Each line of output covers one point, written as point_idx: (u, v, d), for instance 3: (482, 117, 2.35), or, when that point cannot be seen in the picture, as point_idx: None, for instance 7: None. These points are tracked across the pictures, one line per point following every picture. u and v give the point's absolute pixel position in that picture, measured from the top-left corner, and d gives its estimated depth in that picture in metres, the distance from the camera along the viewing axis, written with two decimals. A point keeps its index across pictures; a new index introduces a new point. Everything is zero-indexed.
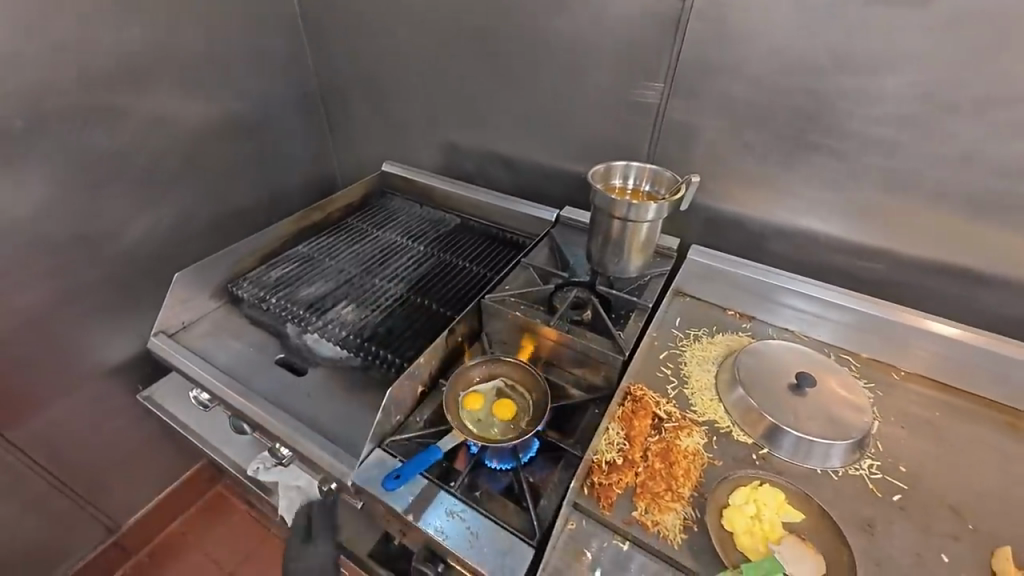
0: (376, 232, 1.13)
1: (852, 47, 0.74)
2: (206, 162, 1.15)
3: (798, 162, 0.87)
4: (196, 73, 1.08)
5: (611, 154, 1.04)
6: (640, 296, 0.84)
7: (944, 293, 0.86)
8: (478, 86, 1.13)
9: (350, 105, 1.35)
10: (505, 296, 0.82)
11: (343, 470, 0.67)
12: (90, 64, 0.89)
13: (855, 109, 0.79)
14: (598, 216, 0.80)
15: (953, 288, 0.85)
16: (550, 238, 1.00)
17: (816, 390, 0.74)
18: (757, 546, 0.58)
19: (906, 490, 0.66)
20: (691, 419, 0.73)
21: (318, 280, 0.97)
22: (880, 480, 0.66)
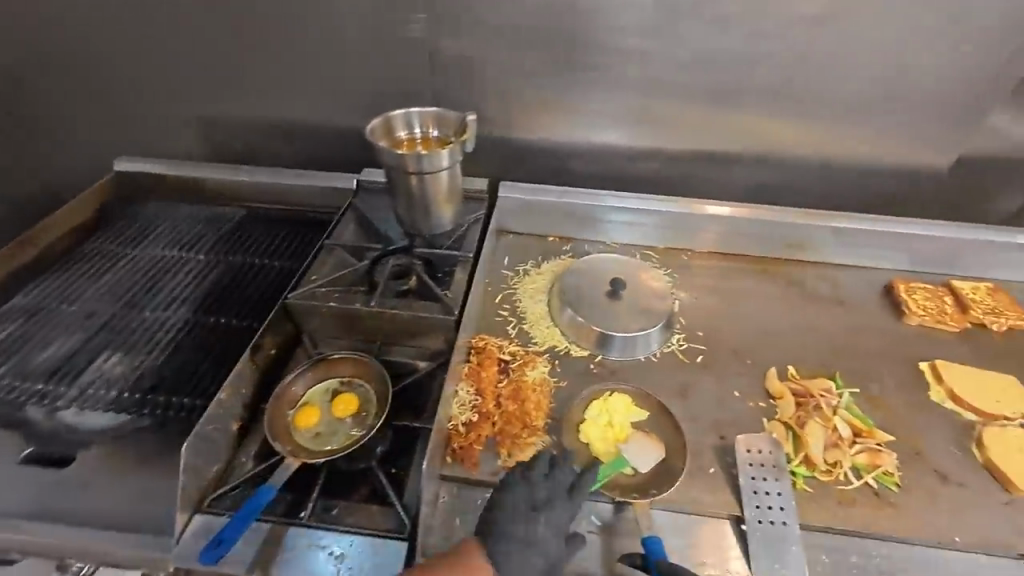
0: (174, 279, 1.16)
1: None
2: None
3: (573, 84, 1.29)
4: None
5: (390, 95, 1.36)
6: (459, 249, 1.14)
7: (705, 177, 1.40)
8: (261, 68, 1.38)
9: (123, 110, 1.50)
10: (314, 291, 1.03)
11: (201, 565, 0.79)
12: None
13: (619, 28, 1.21)
14: (394, 170, 1.03)
15: (711, 171, 1.38)
16: (354, 211, 1.25)
17: (626, 290, 1.20)
18: (610, 448, 0.97)
19: (695, 362, 1.13)
20: (533, 354, 1.12)
21: (52, 341, 1.05)
22: (685, 352, 1.14)
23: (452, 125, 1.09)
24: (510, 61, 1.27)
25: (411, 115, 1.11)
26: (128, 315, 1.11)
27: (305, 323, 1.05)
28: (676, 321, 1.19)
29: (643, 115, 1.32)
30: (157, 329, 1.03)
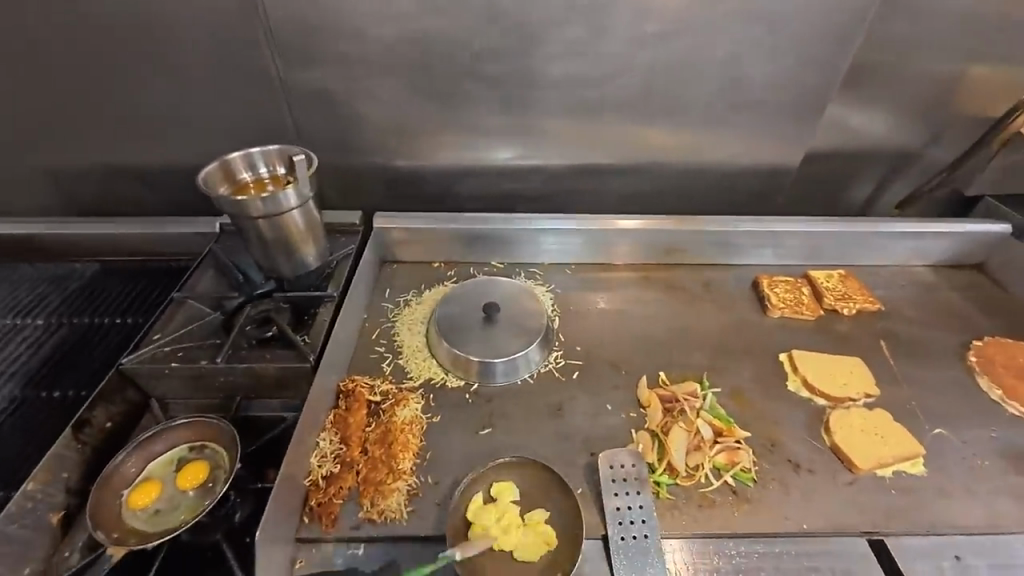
0: (381, 270, 1.20)
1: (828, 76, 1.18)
2: (248, 109, 1.17)
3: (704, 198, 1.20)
4: (283, 44, 1.10)
5: (504, 171, 1.31)
6: (643, 331, 1.08)
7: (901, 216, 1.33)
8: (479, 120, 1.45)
9: None
10: (501, 328, 1.01)
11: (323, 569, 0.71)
12: (261, 30, 1.08)
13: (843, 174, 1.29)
14: (594, 253, 1.23)
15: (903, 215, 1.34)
16: (557, 262, 1.24)
17: (817, 355, 1.00)
18: (746, 474, 0.82)
19: (923, 462, 0.84)
20: (731, 427, 0.87)
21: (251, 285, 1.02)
22: (909, 445, 0.85)
23: (710, 252, 1.23)
24: (764, 207, 1.41)
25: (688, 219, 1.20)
26: (320, 281, 1.03)
27: (485, 354, 0.97)
28: (872, 386, 0.96)
29: (927, 311, 1.15)
30: (359, 313, 1.06)
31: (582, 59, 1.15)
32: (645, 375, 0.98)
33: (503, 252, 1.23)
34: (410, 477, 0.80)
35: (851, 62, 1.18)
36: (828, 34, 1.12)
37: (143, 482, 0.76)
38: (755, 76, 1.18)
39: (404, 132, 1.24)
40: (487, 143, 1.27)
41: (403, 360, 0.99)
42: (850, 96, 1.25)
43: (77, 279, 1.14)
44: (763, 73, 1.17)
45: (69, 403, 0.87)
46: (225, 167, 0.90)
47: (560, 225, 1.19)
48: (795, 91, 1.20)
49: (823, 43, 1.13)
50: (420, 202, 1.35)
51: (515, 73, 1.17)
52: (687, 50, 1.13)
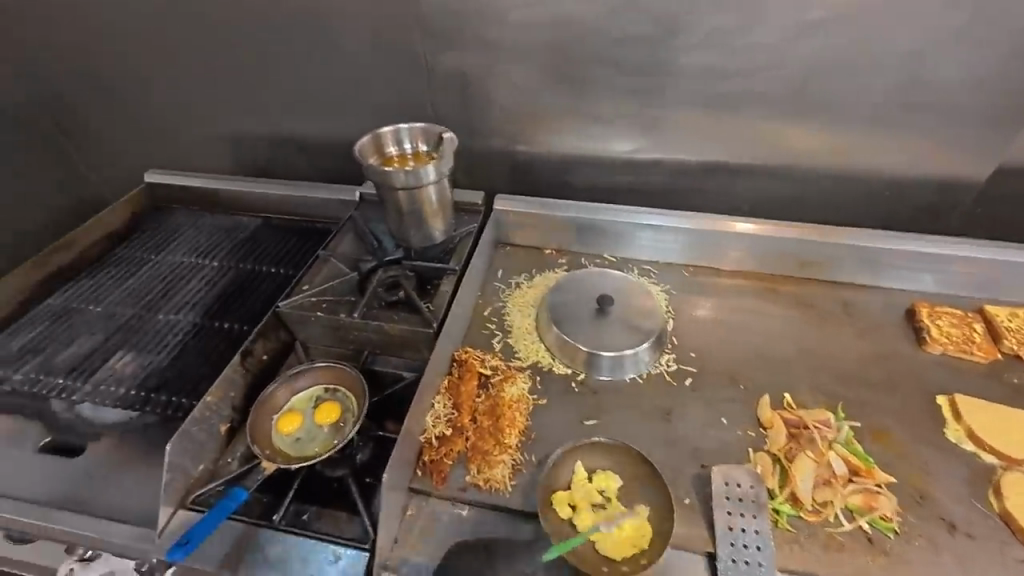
0: (495, 251, 1.24)
1: None
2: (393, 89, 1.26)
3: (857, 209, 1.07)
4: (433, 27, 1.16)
5: (626, 163, 1.27)
6: (766, 347, 1.00)
7: None
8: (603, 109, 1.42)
9: None
10: (613, 322, 1.00)
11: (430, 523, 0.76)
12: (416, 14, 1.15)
13: None
14: (716, 258, 1.15)
15: None
16: (673, 263, 1.18)
17: (990, 405, 0.85)
18: (885, 524, 0.72)
19: None
20: (871, 468, 0.77)
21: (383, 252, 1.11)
22: None
23: (856, 270, 1.09)
24: (927, 226, 1.21)
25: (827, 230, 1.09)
26: (443, 255, 1.09)
27: (595, 345, 0.96)
28: None
29: None
30: (474, 289, 1.11)
31: (732, 48, 1.07)
32: (766, 394, 0.91)
33: (619, 245, 1.20)
34: (515, 453, 0.82)
35: None
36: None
37: (287, 412, 0.87)
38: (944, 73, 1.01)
39: (532, 118, 1.25)
40: (613, 133, 1.24)
41: (512, 340, 1.02)
42: None
43: (243, 231, 1.32)
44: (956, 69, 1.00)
45: (235, 334, 1.02)
46: (376, 139, 0.98)
47: (680, 223, 1.14)
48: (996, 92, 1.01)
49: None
50: (536, 188, 1.36)
51: (656, 61, 1.12)
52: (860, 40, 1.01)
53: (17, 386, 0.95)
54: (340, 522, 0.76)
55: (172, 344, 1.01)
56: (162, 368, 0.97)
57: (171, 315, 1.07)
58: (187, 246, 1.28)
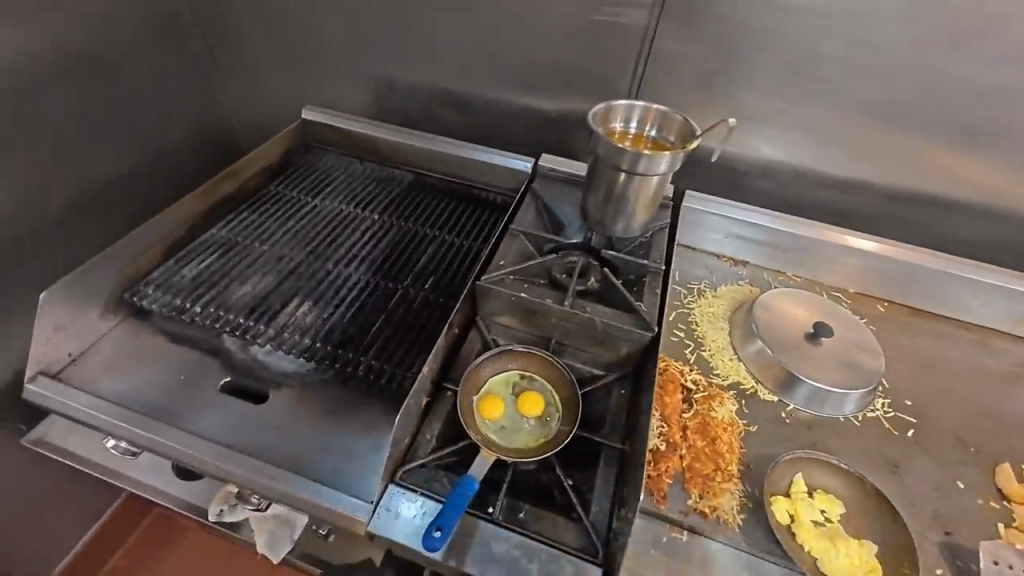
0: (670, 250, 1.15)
1: None
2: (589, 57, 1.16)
3: None
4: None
5: (825, 177, 1.17)
6: (987, 407, 0.91)
7: None
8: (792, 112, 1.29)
9: None
10: (826, 352, 0.91)
11: (656, 544, 0.69)
12: None
13: None
14: (918, 301, 1.07)
15: None
16: (868, 297, 1.09)
17: None
18: None
19: None
20: None
21: (569, 235, 1.04)
22: None
23: None
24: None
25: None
26: (636, 249, 1.01)
27: (812, 375, 0.87)
28: None
29: None
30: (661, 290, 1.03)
31: (1001, 71, 0.95)
32: (1001, 462, 0.82)
33: (811, 267, 1.11)
34: (737, 483, 0.75)
35: None
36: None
37: (486, 396, 0.81)
38: None
39: (733, 114, 1.15)
40: (822, 144, 1.13)
41: (706, 353, 0.94)
42: None
43: (398, 185, 1.25)
44: None
45: (414, 298, 0.96)
46: (606, 112, 0.89)
47: (900, 259, 1.06)
48: None
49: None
50: (710, 190, 1.27)
51: (904, 73, 1.00)
52: None
53: (195, 317, 0.90)
54: (560, 527, 0.70)
55: (349, 299, 0.96)
56: (344, 323, 0.92)
57: (342, 266, 1.02)
58: (342, 193, 1.22)
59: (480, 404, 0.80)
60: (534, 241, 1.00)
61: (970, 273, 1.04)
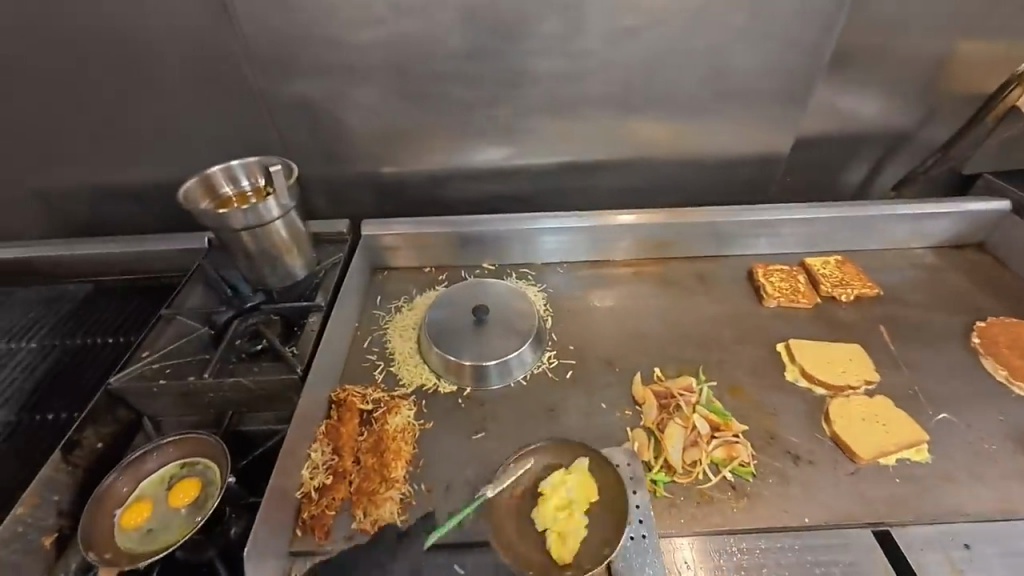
0: (373, 277, 1.21)
1: (811, 63, 1.16)
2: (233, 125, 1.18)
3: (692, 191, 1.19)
4: (261, 60, 1.11)
5: (491, 172, 1.31)
6: (637, 327, 1.07)
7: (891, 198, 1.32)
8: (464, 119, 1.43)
9: None
10: (492, 328, 1.01)
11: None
12: (241, 47, 1.09)
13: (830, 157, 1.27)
14: (590, 256, 1.23)
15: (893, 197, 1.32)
16: (552, 264, 1.23)
17: (808, 342, 0.99)
18: (744, 470, 0.80)
19: (925, 459, 0.81)
20: (729, 421, 0.85)
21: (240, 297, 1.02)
22: (913, 448, 0.82)
23: (704, 244, 1.21)
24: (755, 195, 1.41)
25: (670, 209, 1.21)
26: (308, 292, 1.02)
27: (476, 357, 0.95)
28: (868, 377, 0.93)
29: (930, 295, 1.12)
30: (350, 322, 1.06)
31: (565, 56, 1.14)
32: (640, 371, 0.97)
33: (496, 252, 1.22)
34: (402, 486, 0.79)
35: (834, 43, 1.14)
36: (815, 15, 1.09)
37: (136, 501, 0.76)
38: (737, 65, 1.16)
39: (390, 137, 1.24)
40: (474, 145, 1.26)
41: (394, 367, 0.99)
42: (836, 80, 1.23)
43: (69, 301, 1.13)
44: (746, 62, 1.15)
45: (66, 424, 0.88)
46: (205, 182, 0.92)
47: (557, 222, 1.18)
48: (779, 78, 1.18)
49: (810, 26, 1.10)
50: (410, 206, 1.35)
51: (499, 74, 1.16)
52: (666, 41, 1.12)
53: None
54: None
55: None
56: None
57: None
58: None
59: (121, 513, 0.74)
60: (194, 316, 0.96)
61: (610, 216, 1.18)
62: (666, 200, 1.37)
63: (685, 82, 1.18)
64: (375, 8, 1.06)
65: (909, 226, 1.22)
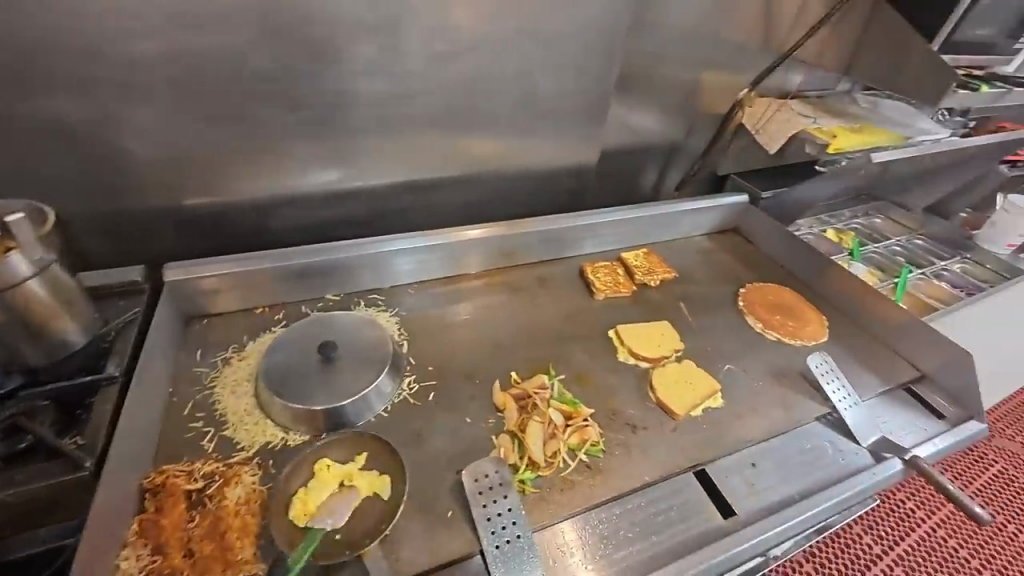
0: (187, 329, 1.03)
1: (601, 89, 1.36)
2: None
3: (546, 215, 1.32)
4: None
5: (323, 196, 1.23)
6: (492, 336, 1.12)
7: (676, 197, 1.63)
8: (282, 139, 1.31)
9: None
10: (344, 365, 0.95)
11: None
12: None
13: None
14: (443, 274, 1.25)
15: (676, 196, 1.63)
16: (405, 286, 1.21)
17: (631, 325, 1.16)
18: (596, 450, 0.90)
19: (721, 403, 1.02)
20: (578, 408, 0.95)
21: None
22: (712, 398, 1.02)
23: (542, 250, 1.33)
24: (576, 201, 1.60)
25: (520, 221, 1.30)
26: (92, 363, 0.82)
27: (330, 401, 0.88)
28: (677, 346, 1.13)
29: (709, 273, 1.42)
30: (161, 389, 0.88)
31: (384, 77, 1.13)
32: (498, 379, 1.02)
33: (337, 282, 1.14)
34: (255, 566, 0.70)
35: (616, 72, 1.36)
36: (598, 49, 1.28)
37: None
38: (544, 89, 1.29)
39: (190, 163, 1.07)
40: (296, 169, 1.16)
41: (227, 431, 0.86)
42: (622, 102, 1.46)
43: None
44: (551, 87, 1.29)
45: None
46: None
47: (407, 243, 1.17)
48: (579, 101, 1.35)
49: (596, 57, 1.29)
50: (229, 239, 1.19)
51: (314, 95, 1.09)
52: (479, 67, 1.19)
53: None
54: None
55: None
56: None
57: None
58: None
59: None
60: None
61: (456, 234, 1.22)
62: (504, 212, 1.47)
63: (502, 104, 1.27)
64: (145, 15, 0.90)
65: (690, 220, 1.52)
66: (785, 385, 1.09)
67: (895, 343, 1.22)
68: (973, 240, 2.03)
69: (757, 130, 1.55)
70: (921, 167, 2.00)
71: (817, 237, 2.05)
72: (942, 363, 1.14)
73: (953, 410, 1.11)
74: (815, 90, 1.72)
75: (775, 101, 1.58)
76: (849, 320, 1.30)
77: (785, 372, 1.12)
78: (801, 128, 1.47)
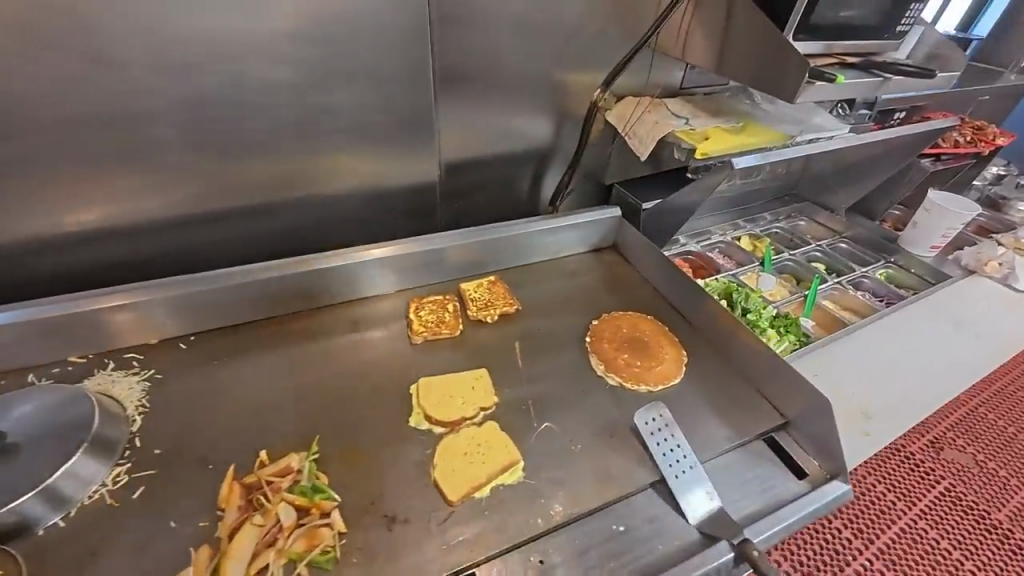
0: None
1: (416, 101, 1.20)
2: None
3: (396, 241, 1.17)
4: None
5: (78, 240, 1.05)
6: (261, 399, 0.93)
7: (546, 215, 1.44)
8: None
9: None
10: (24, 457, 0.75)
11: None
12: None
13: None
14: (237, 321, 1.06)
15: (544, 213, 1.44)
16: (185, 338, 1.02)
17: (439, 378, 0.97)
18: (325, 559, 0.70)
19: (519, 479, 0.83)
20: (319, 500, 0.76)
21: None
22: (509, 473, 0.83)
23: (359, 285, 1.15)
24: (429, 222, 1.42)
25: (326, 253, 1.12)
26: None
27: None
28: (487, 403, 0.94)
29: (564, 302, 1.23)
30: None
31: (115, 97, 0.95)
32: (241, 461, 0.82)
33: (78, 342, 0.95)
34: None
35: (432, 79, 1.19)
36: (397, 53, 1.12)
37: None
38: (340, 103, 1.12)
39: None
40: (25, 211, 0.98)
41: None
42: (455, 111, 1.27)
43: None
44: (348, 100, 1.13)
45: None
46: None
47: (240, 274, 1.03)
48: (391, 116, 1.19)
49: (397, 63, 1.13)
50: None
51: (22, 122, 0.91)
52: (244, 82, 1.02)
53: None
54: None
55: None
56: None
57: None
58: None
59: None
60: None
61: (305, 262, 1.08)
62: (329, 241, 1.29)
63: (288, 120, 1.10)
64: None
65: (555, 240, 1.34)
66: (612, 445, 0.90)
67: (758, 381, 1.04)
68: (895, 243, 1.86)
69: (626, 135, 1.37)
70: (834, 165, 1.83)
71: (727, 245, 1.86)
72: (804, 407, 0.95)
73: (818, 464, 0.92)
74: (701, 85, 1.54)
75: (644, 100, 1.40)
76: (715, 354, 1.12)
77: (614, 428, 0.93)
78: (670, 129, 1.29)
